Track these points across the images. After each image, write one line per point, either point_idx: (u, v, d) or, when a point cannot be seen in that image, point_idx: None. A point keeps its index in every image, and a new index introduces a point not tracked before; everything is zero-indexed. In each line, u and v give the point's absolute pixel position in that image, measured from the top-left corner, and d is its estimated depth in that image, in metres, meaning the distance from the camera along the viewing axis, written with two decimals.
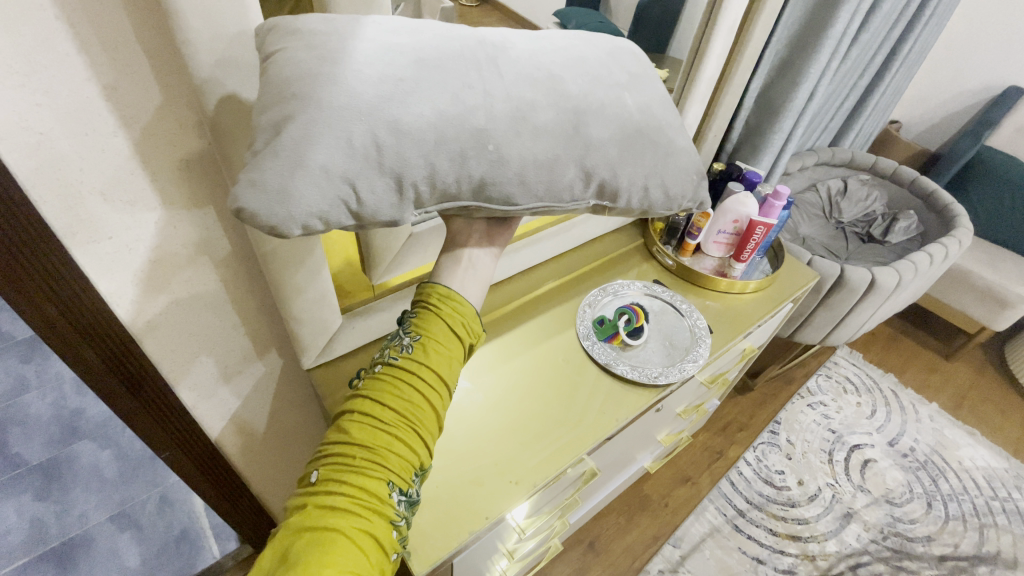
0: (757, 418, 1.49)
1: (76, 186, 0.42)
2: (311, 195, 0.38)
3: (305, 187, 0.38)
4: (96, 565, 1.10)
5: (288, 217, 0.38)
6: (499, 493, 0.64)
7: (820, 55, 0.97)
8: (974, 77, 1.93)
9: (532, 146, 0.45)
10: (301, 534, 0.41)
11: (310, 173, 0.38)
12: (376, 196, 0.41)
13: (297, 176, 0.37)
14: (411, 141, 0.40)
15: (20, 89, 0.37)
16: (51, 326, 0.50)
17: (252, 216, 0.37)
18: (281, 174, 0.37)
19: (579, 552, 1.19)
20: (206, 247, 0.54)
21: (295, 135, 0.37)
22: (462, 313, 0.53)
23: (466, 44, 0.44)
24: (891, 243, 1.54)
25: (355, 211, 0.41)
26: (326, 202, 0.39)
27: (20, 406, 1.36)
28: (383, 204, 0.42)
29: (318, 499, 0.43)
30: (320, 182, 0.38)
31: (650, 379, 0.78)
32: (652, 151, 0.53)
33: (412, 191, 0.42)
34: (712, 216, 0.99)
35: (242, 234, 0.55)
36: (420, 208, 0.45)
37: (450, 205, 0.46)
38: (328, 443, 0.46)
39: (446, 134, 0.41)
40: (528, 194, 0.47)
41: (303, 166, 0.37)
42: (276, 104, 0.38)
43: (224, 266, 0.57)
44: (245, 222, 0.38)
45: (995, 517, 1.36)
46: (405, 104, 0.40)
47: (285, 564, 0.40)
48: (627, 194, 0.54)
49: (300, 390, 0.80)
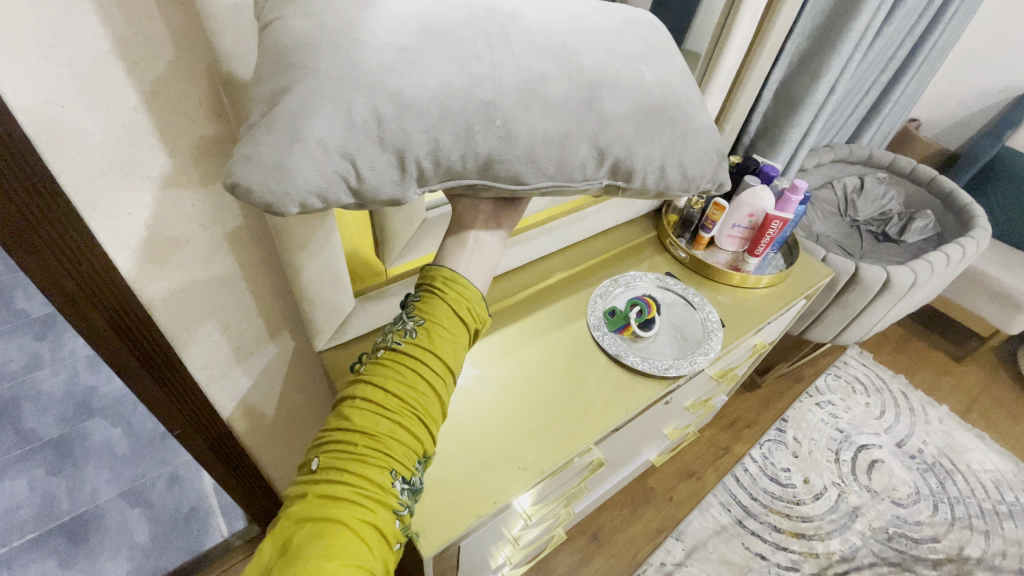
0: (764, 415, 1.48)
1: (97, 160, 0.43)
2: (308, 171, 0.38)
3: (301, 161, 0.37)
4: (106, 539, 1.11)
5: (283, 193, 0.38)
6: (507, 478, 0.65)
7: (843, 45, 0.95)
8: (996, 77, 1.89)
9: (538, 123, 0.44)
10: (301, 523, 0.41)
11: (306, 148, 0.37)
12: (376, 172, 0.40)
13: (293, 152, 0.37)
14: (413, 115, 0.40)
15: (45, 61, 0.37)
16: (70, 301, 0.50)
17: (248, 192, 0.37)
18: (278, 149, 0.37)
19: (582, 542, 1.19)
20: (222, 227, 0.54)
21: (292, 108, 0.37)
22: (468, 297, 0.53)
23: (474, 12, 0.43)
24: (906, 242, 1.53)
25: (354, 188, 0.41)
26: (324, 178, 0.39)
27: (34, 382, 1.38)
28: (383, 181, 0.41)
29: (319, 490, 0.43)
30: (317, 158, 0.38)
31: (661, 371, 0.78)
32: (667, 130, 0.52)
33: (414, 167, 0.42)
34: (727, 209, 0.98)
35: (257, 216, 0.56)
36: (423, 185, 0.44)
37: (455, 183, 0.46)
38: (329, 431, 0.46)
39: (451, 108, 0.41)
40: (538, 171, 0.47)
41: (300, 140, 0.37)
42: (274, 74, 0.38)
43: (238, 245, 0.57)
44: (239, 198, 0.38)
45: (1002, 520, 1.35)
46: (408, 75, 0.39)
47: (285, 557, 0.40)
48: (642, 174, 0.53)
49: (314, 373, 0.81)
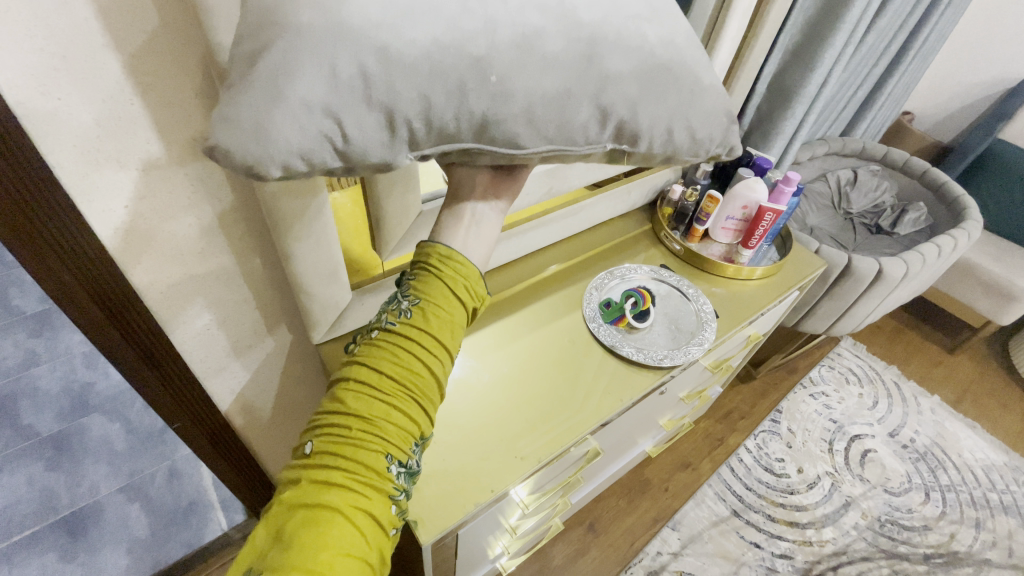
0: (759, 406, 1.50)
1: (92, 154, 0.43)
2: (290, 131, 0.37)
3: (284, 121, 0.36)
4: (105, 534, 1.12)
5: (265, 155, 0.37)
6: (504, 467, 0.66)
7: (835, 40, 0.96)
8: (988, 70, 1.91)
9: (537, 81, 0.43)
10: (297, 509, 0.42)
11: (289, 107, 0.36)
12: (363, 132, 0.39)
13: (276, 111, 0.36)
14: (402, 71, 0.38)
15: (39, 53, 0.37)
16: (68, 293, 0.51)
17: (228, 154, 0.37)
18: (258, 109, 0.36)
19: (579, 532, 1.20)
20: (213, 209, 0.53)
21: (273, 67, 0.36)
22: (464, 275, 0.53)
23: None
24: (899, 234, 1.55)
25: (341, 149, 0.40)
26: (307, 139, 0.37)
27: (30, 378, 1.38)
28: (372, 143, 0.40)
29: (315, 474, 0.43)
30: (300, 117, 0.36)
31: (656, 362, 0.78)
32: (673, 91, 0.51)
33: (404, 128, 0.41)
34: (722, 200, 0.99)
35: (249, 199, 0.55)
36: (414, 149, 0.43)
37: (450, 147, 0.44)
38: (324, 414, 0.47)
39: (443, 63, 0.39)
40: (536, 134, 0.45)
41: (281, 99, 0.36)
42: (254, 34, 0.36)
43: (230, 228, 0.56)
44: (220, 161, 0.37)
45: (992, 508, 1.37)
46: (396, 30, 0.37)
47: (281, 541, 0.41)
48: (647, 137, 0.52)
49: (313, 366, 0.82)
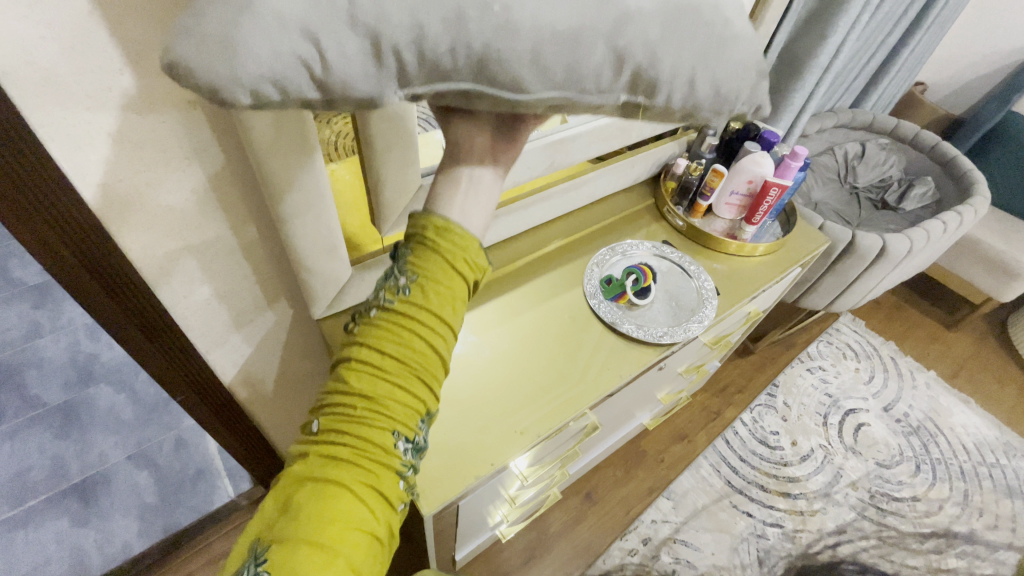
0: (756, 380, 1.52)
1: (85, 126, 0.42)
2: (261, 51, 0.30)
3: (253, 35, 0.29)
4: (115, 500, 1.15)
5: (231, 78, 0.29)
6: (504, 441, 0.67)
7: (851, 7, 0.92)
8: (1007, 38, 1.84)
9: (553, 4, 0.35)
10: (301, 485, 0.43)
11: (258, 21, 0.29)
12: (347, 58, 0.32)
13: (242, 23, 0.29)
14: None
15: (24, 21, 0.35)
16: (65, 269, 0.50)
17: (188, 74, 0.29)
18: (223, 22, 0.29)
19: (576, 501, 1.24)
20: (205, 172, 0.51)
21: None
22: (465, 246, 0.47)
23: None
24: (905, 209, 1.52)
25: (321, 80, 0.32)
26: (280, 63, 0.30)
27: (35, 350, 1.39)
28: (356, 74, 0.32)
29: (319, 451, 0.44)
30: (272, 32, 0.29)
31: (655, 339, 0.79)
32: (713, 29, 0.42)
33: (394, 58, 0.33)
34: (727, 176, 0.97)
35: (241, 161, 0.53)
36: (403, 85, 0.35)
37: (440, 86, 0.36)
38: (329, 391, 0.46)
39: None
40: (552, 74, 0.37)
41: (250, 9, 0.29)
42: None
43: (222, 192, 0.54)
44: (179, 82, 0.30)
45: (981, 481, 1.40)
46: None
47: (287, 514, 0.42)
48: (669, 89, 0.42)
49: (314, 340, 0.82)
